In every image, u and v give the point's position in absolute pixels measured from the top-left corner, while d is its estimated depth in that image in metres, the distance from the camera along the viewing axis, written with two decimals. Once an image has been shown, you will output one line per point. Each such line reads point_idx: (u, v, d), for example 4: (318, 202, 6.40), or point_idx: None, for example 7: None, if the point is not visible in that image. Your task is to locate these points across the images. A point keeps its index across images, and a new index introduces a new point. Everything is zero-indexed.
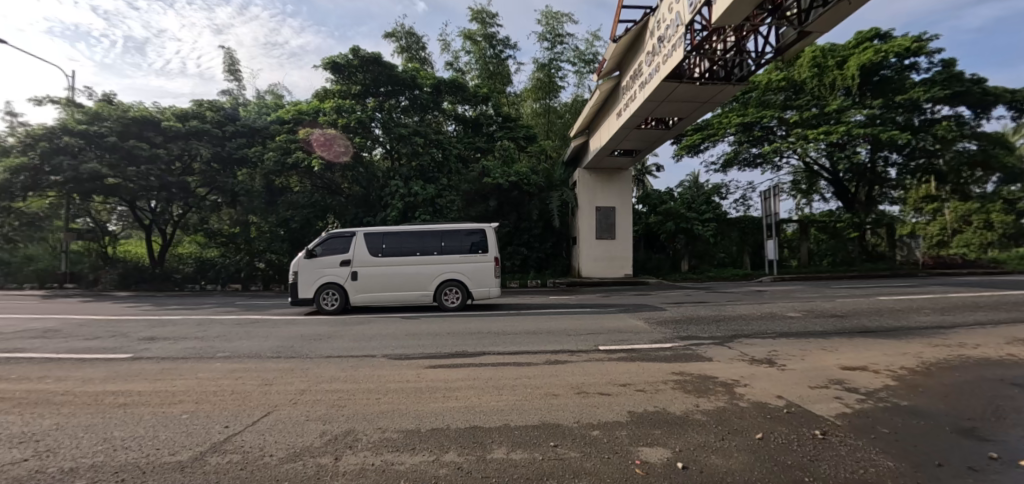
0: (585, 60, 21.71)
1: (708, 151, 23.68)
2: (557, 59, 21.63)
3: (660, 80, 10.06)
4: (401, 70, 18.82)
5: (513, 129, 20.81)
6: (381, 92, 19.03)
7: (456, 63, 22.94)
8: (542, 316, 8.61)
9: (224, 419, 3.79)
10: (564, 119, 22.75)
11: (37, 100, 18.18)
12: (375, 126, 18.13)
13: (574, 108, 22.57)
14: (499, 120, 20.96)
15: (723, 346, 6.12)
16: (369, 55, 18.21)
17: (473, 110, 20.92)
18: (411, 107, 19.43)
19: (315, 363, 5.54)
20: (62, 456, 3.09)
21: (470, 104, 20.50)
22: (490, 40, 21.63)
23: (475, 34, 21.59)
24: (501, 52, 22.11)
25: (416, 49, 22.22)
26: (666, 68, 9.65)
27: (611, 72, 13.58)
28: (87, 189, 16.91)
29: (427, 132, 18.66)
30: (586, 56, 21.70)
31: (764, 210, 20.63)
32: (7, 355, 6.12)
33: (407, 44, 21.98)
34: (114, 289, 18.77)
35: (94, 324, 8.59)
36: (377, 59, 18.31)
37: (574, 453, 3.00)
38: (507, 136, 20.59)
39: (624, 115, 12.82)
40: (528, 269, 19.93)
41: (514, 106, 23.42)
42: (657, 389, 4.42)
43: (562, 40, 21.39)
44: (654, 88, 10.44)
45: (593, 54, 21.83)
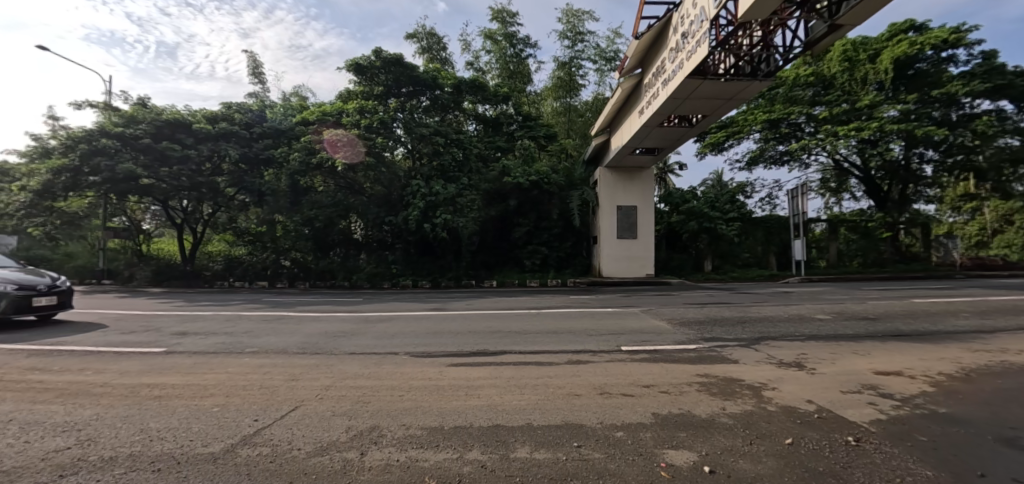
0: (607, 57, 21.51)
1: (733, 149, 23.22)
2: (578, 57, 21.52)
3: (683, 76, 9.85)
4: (422, 71, 18.98)
5: (534, 128, 20.93)
6: (403, 93, 19.25)
7: (477, 62, 23.09)
8: (563, 316, 8.58)
9: (254, 413, 3.89)
10: (584, 118, 22.60)
11: (77, 104, 18.96)
12: (397, 126, 18.43)
13: (595, 106, 22.39)
14: (520, 119, 21.10)
15: (749, 348, 5.99)
16: (391, 56, 18.38)
17: (494, 110, 21.11)
18: (432, 107, 19.60)
19: (338, 359, 5.65)
20: (102, 445, 3.23)
21: (490, 104, 20.66)
22: (511, 39, 21.68)
23: (495, 34, 21.66)
24: (521, 51, 22.13)
25: (437, 49, 22.39)
26: (690, 65, 9.48)
27: (633, 70, 13.36)
28: (123, 190, 17.63)
29: (447, 132, 18.71)
30: (607, 53, 21.52)
31: (791, 209, 20.06)
32: (51, 348, 6.41)
33: (428, 44, 22.18)
34: (147, 285, 19.48)
35: (129, 319, 8.93)
36: (399, 60, 18.49)
37: (597, 454, 2.98)
38: (528, 135, 20.72)
39: (646, 113, 12.63)
40: (549, 268, 19.91)
41: (534, 105, 23.44)
42: (682, 390, 4.35)
43: (583, 38, 21.27)
44: (677, 85, 10.25)
45: (614, 52, 21.63)
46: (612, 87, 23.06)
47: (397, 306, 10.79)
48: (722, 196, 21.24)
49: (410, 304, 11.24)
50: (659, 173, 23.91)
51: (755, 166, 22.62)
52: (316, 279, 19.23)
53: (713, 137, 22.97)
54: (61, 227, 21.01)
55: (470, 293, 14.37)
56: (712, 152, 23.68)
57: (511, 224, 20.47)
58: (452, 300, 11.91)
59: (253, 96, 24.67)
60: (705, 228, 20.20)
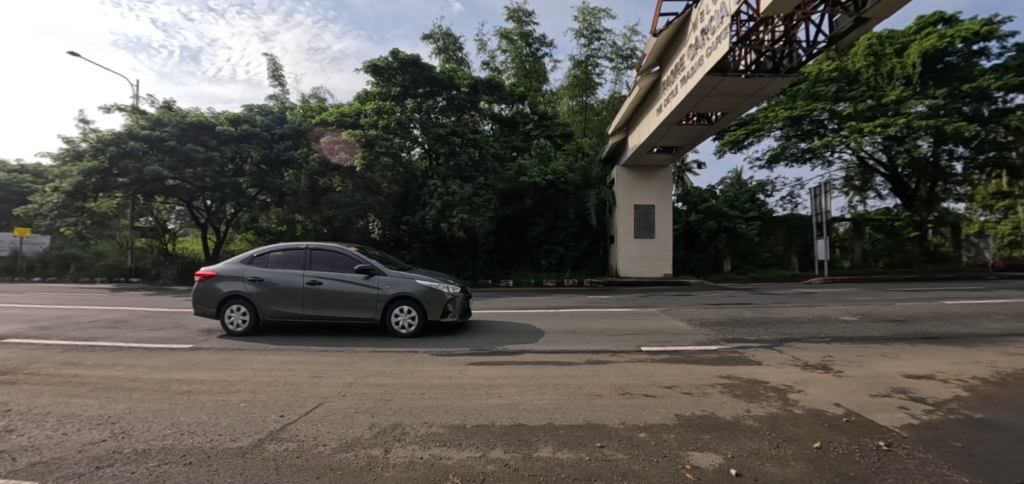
0: (623, 55, 21.33)
1: (752, 147, 22.83)
2: (595, 55, 21.38)
3: (703, 73, 9.71)
4: (439, 71, 19.10)
5: (550, 127, 21.01)
6: (419, 93, 19.37)
7: (493, 62, 23.11)
8: (580, 316, 8.54)
9: (279, 409, 3.96)
10: (601, 116, 22.45)
11: (106, 108, 19.54)
12: (414, 126, 18.59)
13: (611, 104, 22.21)
14: (536, 118, 21.13)
15: (773, 349, 5.87)
16: (408, 57, 18.51)
17: (510, 109, 21.14)
18: (449, 107, 19.68)
19: (359, 357, 5.72)
20: (135, 438, 3.32)
21: (506, 103, 20.69)
22: (527, 38, 21.66)
23: (512, 33, 21.66)
24: (537, 50, 22.11)
25: (453, 49, 22.49)
26: (710, 62, 9.34)
27: (650, 68, 13.36)
28: (149, 191, 18.16)
29: (464, 132, 18.75)
30: (624, 51, 21.33)
31: (813, 208, 19.62)
32: (85, 343, 6.64)
33: (444, 44, 22.29)
34: (172, 283, 20.03)
35: (157, 316, 9.19)
36: (416, 60, 18.61)
37: (621, 455, 2.95)
38: (544, 134, 20.79)
39: (664, 111, 12.49)
40: (565, 267, 19.87)
41: (550, 104, 23.39)
42: (705, 392, 4.29)
43: (599, 36, 21.14)
44: (696, 83, 10.12)
45: (631, 49, 21.44)
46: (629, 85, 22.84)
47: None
48: (741, 195, 20.93)
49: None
50: (676, 171, 23.67)
51: (776, 164, 22.19)
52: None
53: (732, 134, 22.58)
54: (91, 227, 21.78)
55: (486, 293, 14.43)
56: (731, 150, 23.28)
57: (527, 223, 20.48)
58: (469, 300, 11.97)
59: (274, 98, 25.14)
60: (724, 228, 19.91)
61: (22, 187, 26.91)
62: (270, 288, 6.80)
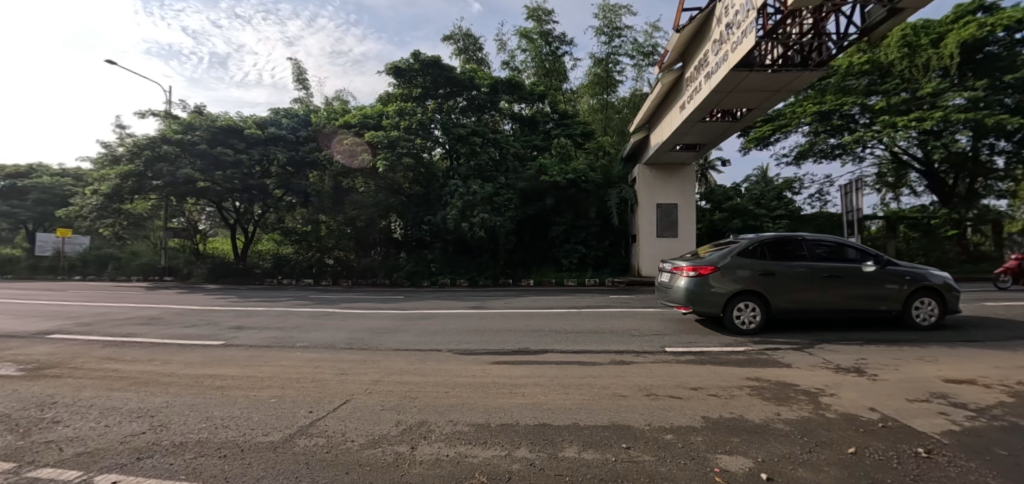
0: (645, 52, 21.08)
1: (779, 143, 22.27)
2: (615, 53, 21.21)
3: (727, 69, 9.52)
4: (460, 72, 19.30)
5: (571, 126, 20.94)
6: (440, 94, 19.57)
7: (512, 62, 23.16)
8: (603, 316, 8.49)
9: (308, 404, 4.06)
10: (622, 114, 22.21)
11: (141, 113, 20.38)
12: (435, 127, 18.82)
13: (633, 102, 21.95)
14: (556, 117, 21.13)
15: (802, 351, 5.71)
16: (429, 58, 18.71)
17: (530, 109, 21.17)
18: (469, 107, 19.82)
19: (384, 355, 5.81)
20: (173, 431, 3.46)
21: (527, 102, 20.72)
22: (547, 37, 21.68)
23: (531, 33, 21.69)
24: (557, 49, 22.09)
25: (473, 50, 22.64)
26: (734, 57, 9.15)
27: (673, 65, 13.13)
28: (182, 193, 18.82)
29: (484, 132, 18.84)
30: (645, 48, 21.07)
31: (844, 206, 18.98)
32: (125, 339, 6.95)
33: (464, 45, 22.45)
34: (203, 282, 20.74)
35: (190, 314, 9.52)
36: (436, 62, 18.80)
37: (647, 456, 2.92)
38: (565, 133, 20.74)
39: (687, 108, 12.29)
40: (586, 267, 19.74)
41: (570, 102, 23.34)
42: (732, 394, 4.20)
43: (620, 33, 20.95)
44: (721, 79, 9.92)
45: (652, 46, 21.16)
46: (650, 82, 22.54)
47: (438, 304, 10.96)
48: (767, 194, 20.44)
49: (451, 302, 11.41)
50: (699, 169, 23.24)
51: (803, 161, 21.62)
52: (359, 277, 19.88)
53: (758, 131, 22.15)
54: (128, 228, 22.76)
55: (506, 292, 14.47)
56: (756, 147, 22.78)
57: (548, 223, 20.36)
58: (490, 299, 12.00)
59: (299, 101, 25.76)
60: (750, 226, 19.45)
61: (64, 190, 28.32)
62: (770, 281, 6.59)
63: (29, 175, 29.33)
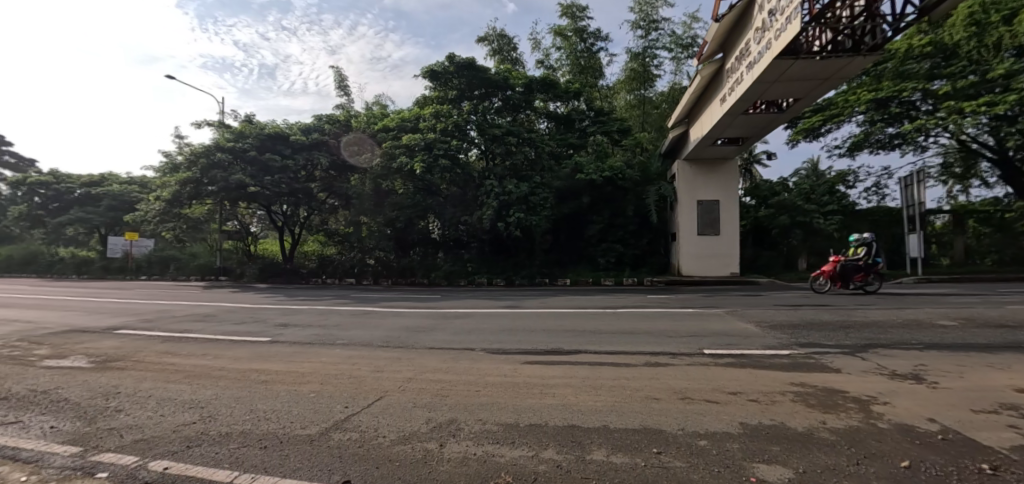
0: (683, 44, 20.45)
1: (831, 134, 21.03)
2: (652, 46, 20.70)
3: (771, 58, 9.08)
4: (494, 73, 19.46)
5: (607, 123, 20.52)
6: (475, 95, 19.74)
7: (547, 60, 23.06)
8: (638, 316, 8.32)
9: (343, 400, 4.21)
10: (660, 109, 21.69)
11: (198, 124, 21.81)
12: (471, 128, 19.06)
13: (671, 96, 21.33)
14: (592, 115, 20.70)
15: (853, 356, 5.35)
16: (463, 60, 18.95)
17: (565, 107, 21.00)
18: (505, 107, 19.94)
19: (418, 353, 5.93)
20: (220, 422, 3.67)
21: (562, 101, 20.56)
22: (581, 34, 21.45)
23: (565, 30, 21.53)
24: (592, 45, 21.82)
25: (508, 50, 22.73)
26: (779, 45, 8.72)
27: (713, 55, 12.72)
28: (234, 197, 19.63)
29: (519, 132, 18.80)
30: (684, 40, 20.46)
31: (903, 200, 17.73)
32: (183, 335, 7.46)
33: (499, 46, 22.57)
34: (254, 281, 21.94)
35: (242, 311, 10.12)
36: (471, 63, 19.02)
37: (679, 462, 2.82)
38: (601, 130, 20.41)
39: (729, 100, 11.81)
40: (624, 266, 19.41)
41: (606, 99, 23.02)
42: (774, 400, 4.00)
43: (657, 26, 20.44)
44: (764, 67, 9.46)
45: (691, 37, 20.50)
46: (690, 75, 21.88)
47: (474, 303, 11.08)
48: (818, 187, 19.51)
49: (486, 301, 11.49)
50: (743, 164, 22.30)
51: (858, 152, 20.38)
52: (399, 276, 20.38)
53: (807, 121, 20.78)
54: (187, 231, 24.45)
55: (541, 292, 14.38)
56: (806, 138, 21.61)
57: (584, 221, 20.31)
58: (525, 299, 12.02)
59: (340, 107, 26.75)
60: (799, 223, 18.57)
61: (132, 197, 30.80)
62: None
63: (102, 184, 32.05)
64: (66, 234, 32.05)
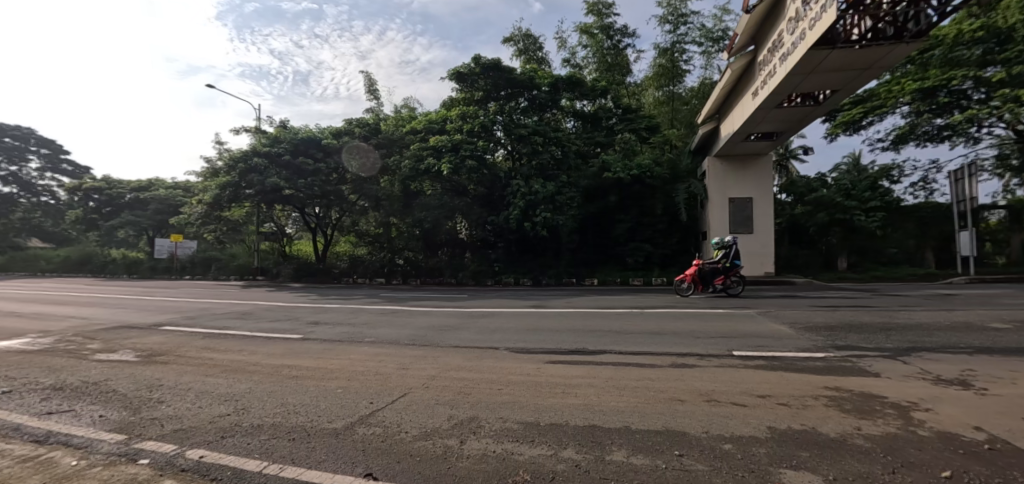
0: (714, 37, 19.93)
1: (873, 127, 20.00)
2: (682, 41, 20.25)
3: (805, 49, 8.75)
4: (520, 73, 19.53)
5: (634, 120, 20.12)
6: (502, 96, 19.87)
7: (573, 58, 22.93)
8: (665, 316, 8.17)
9: (369, 396, 4.32)
10: (690, 105, 21.20)
11: (237, 130, 22.80)
12: (497, 128, 19.13)
13: (701, 92, 20.80)
14: (619, 112, 20.40)
15: (893, 360, 5.09)
16: (489, 62, 19.10)
17: (592, 105, 20.78)
18: (531, 107, 19.97)
19: (443, 352, 6.03)
20: (253, 414, 3.85)
21: (588, 99, 20.39)
22: (608, 31, 21.20)
23: (592, 28, 21.32)
24: (619, 42, 21.56)
25: (534, 50, 22.72)
26: (814, 35, 8.38)
27: (745, 47, 12.27)
28: (271, 199, 20.78)
29: (546, 131, 18.72)
30: (714, 33, 19.93)
31: (953, 195, 16.74)
32: (222, 331, 7.84)
33: (525, 46, 22.59)
34: (289, 280, 22.76)
35: (277, 309, 10.53)
36: (497, 64, 19.14)
37: (701, 466, 2.76)
38: (629, 128, 20.11)
39: (761, 94, 11.43)
40: (652, 266, 19.14)
41: (634, 96, 22.69)
42: (805, 404, 3.85)
43: (686, 20, 19.98)
44: (799, 59, 9.11)
45: (722, 30, 19.95)
46: (721, 69, 21.28)
47: (499, 302, 11.14)
48: (858, 183, 18.68)
49: (511, 301, 11.54)
50: (778, 160, 21.52)
51: (903, 145, 19.35)
52: (427, 276, 20.66)
53: (846, 114, 19.94)
54: (227, 233, 25.60)
55: (566, 291, 14.31)
56: (845, 132, 20.60)
57: (612, 221, 20.07)
58: (551, 299, 11.97)
59: (370, 111, 27.41)
60: (837, 220, 17.79)
61: (176, 200, 32.45)
62: None
63: (149, 189, 33.92)
64: (118, 236, 34.12)
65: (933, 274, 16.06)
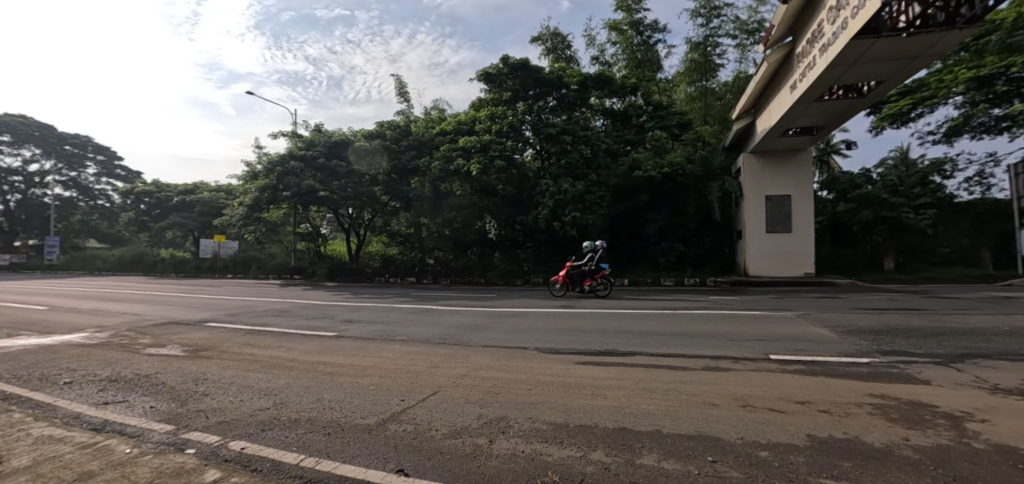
0: (748, 30, 19.28)
1: (922, 119, 18.87)
2: (715, 34, 19.70)
3: (847, 39, 8.36)
4: (548, 72, 19.47)
5: (665, 117, 19.55)
6: (530, 96, 19.90)
7: (602, 56, 22.68)
8: (698, 318, 7.96)
9: (400, 393, 4.41)
10: (724, 100, 20.57)
11: (274, 134, 23.72)
12: (526, 128, 19.12)
13: (736, 86, 20.15)
14: (650, 109, 19.95)
15: (946, 366, 4.79)
16: (517, 62, 19.15)
17: (622, 102, 20.48)
18: (559, 106, 19.89)
19: (473, 351, 6.09)
20: (290, 408, 4.00)
21: (618, 96, 20.10)
22: (638, 27, 20.86)
23: (621, 24, 21.02)
24: (649, 38, 21.18)
25: (562, 48, 22.61)
26: (856, 24, 7.99)
27: (782, 39, 11.85)
28: (307, 201, 21.45)
29: (574, 130, 18.57)
30: (749, 25, 19.29)
31: (1014, 190, 15.61)
32: (262, 328, 8.18)
33: (553, 44, 22.51)
34: (324, 280, 23.52)
35: (313, 308, 10.89)
36: (525, 64, 19.17)
37: (736, 473, 2.67)
38: (659, 125, 19.54)
39: (800, 87, 10.99)
40: (685, 266, 18.76)
41: (665, 92, 22.22)
42: (848, 412, 3.67)
43: (719, 13, 19.43)
44: (840, 49, 8.69)
45: (757, 22, 19.26)
46: (756, 62, 20.56)
47: (528, 302, 11.12)
48: (906, 179, 17.73)
49: (540, 301, 11.50)
50: (818, 156, 20.59)
51: (955, 138, 18.23)
52: (457, 276, 20.91)
53: (893, 105, 18.88)
54: (266, 234, 26.67)
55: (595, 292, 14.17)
56: (891, 125, 19.53)
57: (643, 220, 19.70)
58: (580, 299, 11.89)
59: (401, 113, 27.95)
60: (883, 218, 16.88)
61: (219, 202, 34.06)
62: None
63: (195, 192, 35.75)
64: (167, 237, 36.14)
65: (991, 274, 14.98)
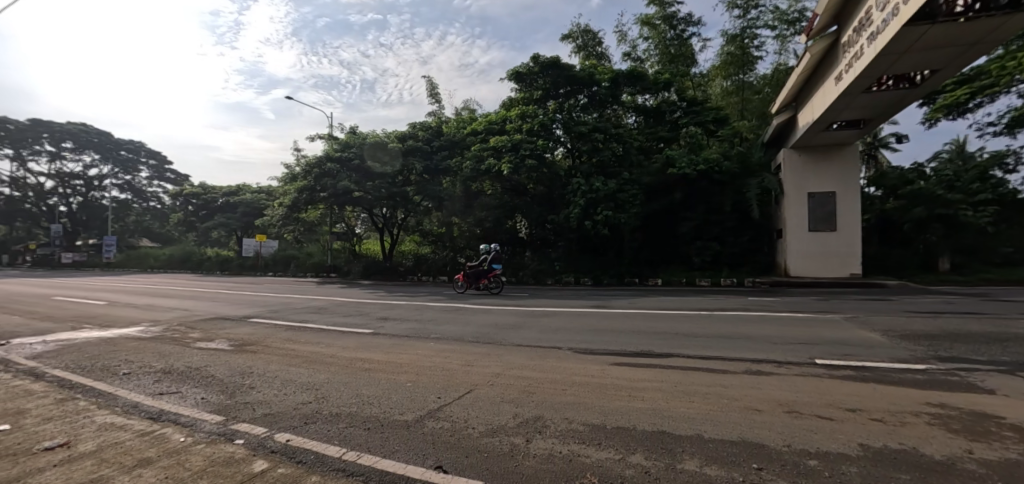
0: (789, 20, 18.51)
1: (982, 109, 17.64)
2: (753, 26, 19.04)
3: (898, 26, 7.90)
4: (579, 69, 19.29)
5: (700, 113, 19.26)
6: (560, 94, 19.79)
7: (634, 52, 22.32)
8: (737, 319, 7.72)
9: (436, 391, 4.47)
10: (762, 94, 19.86)
11: (311, 137, 24.52)
12: (557, 127, 19.00)
13: (775, 79, 19.41)
14: (684, 105, 19.53)
15: (1013, 375, 4.45)
16: (548, 60, 19.10)
17: (654, 99, 20.14)
18: (591, 103, 19.69)
19: (507, 350, 6.11)
20: (331, 403, 4.13)
21: (651, 93, 19.76)
22: (671, 21, 20.41)
23: (653, 19, 20.62)
24: (683, 31, 20.68)
25: (593, 45, 22.37)
26: (909, 11, 7.56)
27: (827, 28, 11.24)
28: (342, 202, 22.04)
29: (606, 127, 18.43)
30: (789, 15, 18.51)
31: None
32: (302, 325, 8.48)
33: (584, 42, 22.31)
34: (359, 278, 24.18)
35: (349, 305, 11.21)
36: (556, 62, 19.12)
37: (783, 481, 2.58)
38: (694, 121, 19.12)
39: (846, 78, 10.44)
40: (721, 266, 18.24)
41: (700, 87, 21.68)
42: (903, 421, 3.48)
43: (757, 4, 18.75)
44: (890, 37, 8.24)
45: (798, 11, 18.46)
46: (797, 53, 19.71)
47: (559, 302, 11.06)
48: (963, 174, 16.60)
49: (571, 300, 11.43)
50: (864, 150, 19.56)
51: (1019, 129, 16.95)
52: None
53: (949, 95, 17.84)
54: (303, 233, 27.64)
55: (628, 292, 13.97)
56: (947, 116, 18.35)
57: (676, 219, 19.30)
58: (612, 299, 11.75)
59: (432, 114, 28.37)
60: (937, 215, 15.87)
61: (260, 203, 35.55)
62: None
63: (237, 193, 37.42)
64: (212, 237, 38.04)
65: None
